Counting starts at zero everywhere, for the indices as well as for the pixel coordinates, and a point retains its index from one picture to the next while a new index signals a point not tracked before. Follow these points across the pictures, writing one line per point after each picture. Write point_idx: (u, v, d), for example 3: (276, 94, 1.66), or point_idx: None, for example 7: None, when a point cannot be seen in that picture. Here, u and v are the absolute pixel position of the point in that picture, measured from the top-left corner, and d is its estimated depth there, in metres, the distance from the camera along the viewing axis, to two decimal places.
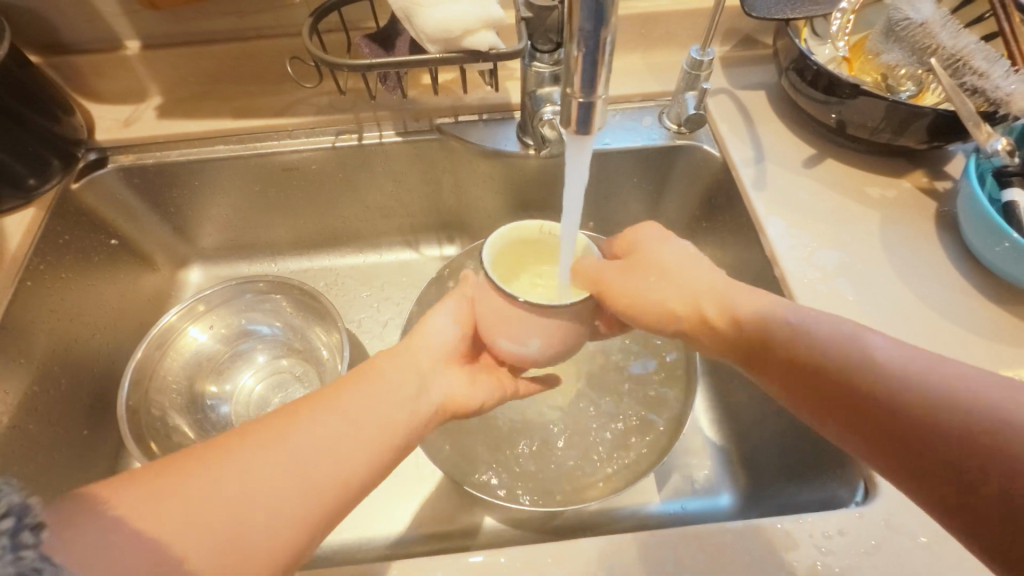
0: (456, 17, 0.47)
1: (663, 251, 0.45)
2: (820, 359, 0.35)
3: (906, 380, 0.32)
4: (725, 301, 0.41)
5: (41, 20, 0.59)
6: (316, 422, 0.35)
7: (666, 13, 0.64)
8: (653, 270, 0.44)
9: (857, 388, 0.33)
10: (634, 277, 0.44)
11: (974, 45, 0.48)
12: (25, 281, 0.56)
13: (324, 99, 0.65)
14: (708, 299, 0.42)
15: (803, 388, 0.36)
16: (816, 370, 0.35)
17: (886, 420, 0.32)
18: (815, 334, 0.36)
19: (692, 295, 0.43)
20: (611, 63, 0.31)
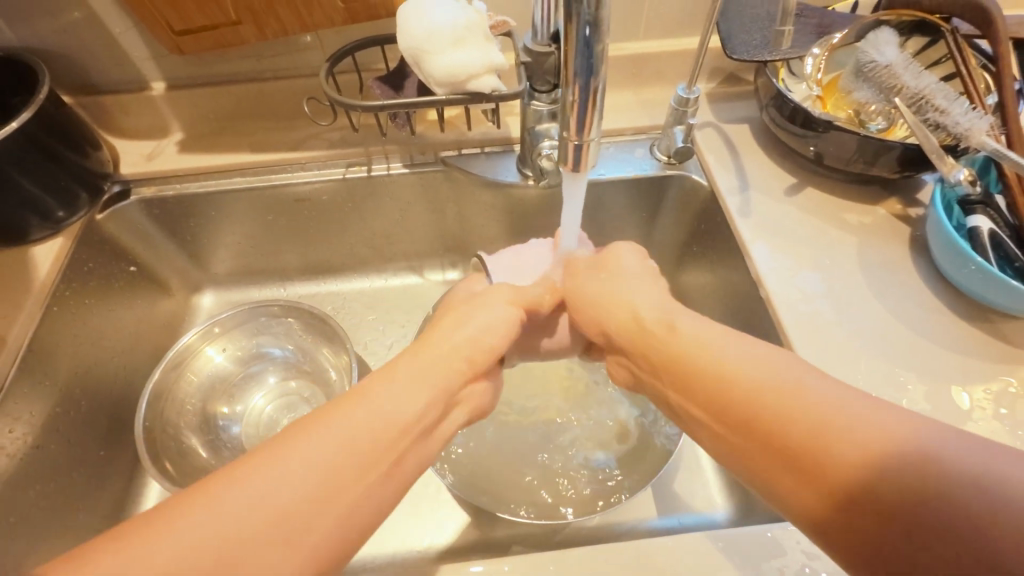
0: (461, 63, 0.51)
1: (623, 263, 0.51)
2: (781, 422, 0.33)
3: (872, 432, 0.30)
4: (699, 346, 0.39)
5: (75, 63, 0.64)
6: (256, 482, 0.31)
7: (655, 54, 0.68)
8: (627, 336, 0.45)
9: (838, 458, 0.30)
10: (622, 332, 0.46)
11: (935, 85, 0.52)
12: (51, 306, 0.59)
13: (336, 134, 0.69)
14: (698, 354, 0.39)
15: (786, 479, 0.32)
16: (799, 449, 0.32)
17: (854, 483, 0.29)
18: (796, 396, 0.33)
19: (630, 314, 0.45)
20: (602, 109, 0.35)
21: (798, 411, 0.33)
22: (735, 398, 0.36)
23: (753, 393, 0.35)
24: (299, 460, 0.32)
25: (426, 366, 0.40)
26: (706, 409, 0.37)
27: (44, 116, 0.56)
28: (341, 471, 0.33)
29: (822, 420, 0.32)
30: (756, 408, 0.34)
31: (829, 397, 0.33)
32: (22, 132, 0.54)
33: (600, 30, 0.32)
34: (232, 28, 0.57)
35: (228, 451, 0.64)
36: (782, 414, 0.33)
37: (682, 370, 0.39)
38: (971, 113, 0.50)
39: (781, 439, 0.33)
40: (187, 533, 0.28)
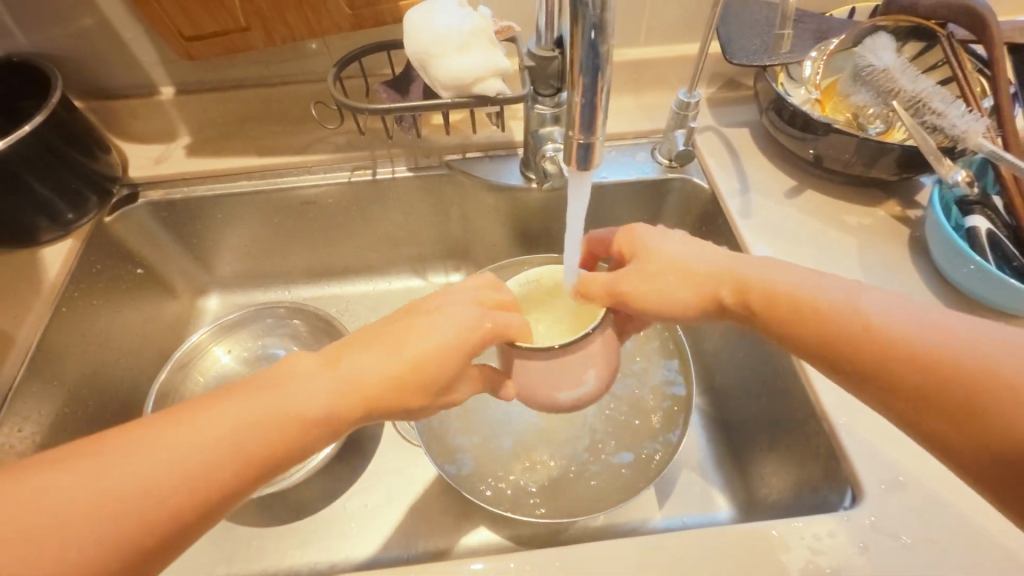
0: (467, 67, 0.52)
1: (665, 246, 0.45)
2: (888, 353, 0.35)
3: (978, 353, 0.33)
4: (740, 282, 0.41)
5: (86, 69, 0.65)
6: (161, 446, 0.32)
7: (656, 60, 0.70)
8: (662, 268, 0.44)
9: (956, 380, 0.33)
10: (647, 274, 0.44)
11: (932, 88, 0.53)
12: (61, 307, 0.59)
13: (342, 138, 0.70)
14: (740, 288, 0.42)
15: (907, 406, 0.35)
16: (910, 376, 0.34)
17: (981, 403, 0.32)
18: (898, 322, 0.36)
19: (707, 286, 0.42)
20: (607, 109, 0.36)
21: (931, 356, 0.34)
22: (865, 353, 0.36)
23: (886, 346, 0.35)
24: (213, 431, 0.33)
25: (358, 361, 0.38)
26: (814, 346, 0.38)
27: (57, 120, 0.57)
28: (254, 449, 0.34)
29: (962, 365, 0.33)
30: (887, 360, 0.35)
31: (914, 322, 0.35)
32: (35, 135, 0.55)
33: (605, 33, 0.33)
34: (241, 34, 0.58)
35: None
36: (920, 364, 0.34)
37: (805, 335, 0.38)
38: (968, 115, 0.51)
39: (914, 384, 0.34)
40: (109, 487, 0.31)
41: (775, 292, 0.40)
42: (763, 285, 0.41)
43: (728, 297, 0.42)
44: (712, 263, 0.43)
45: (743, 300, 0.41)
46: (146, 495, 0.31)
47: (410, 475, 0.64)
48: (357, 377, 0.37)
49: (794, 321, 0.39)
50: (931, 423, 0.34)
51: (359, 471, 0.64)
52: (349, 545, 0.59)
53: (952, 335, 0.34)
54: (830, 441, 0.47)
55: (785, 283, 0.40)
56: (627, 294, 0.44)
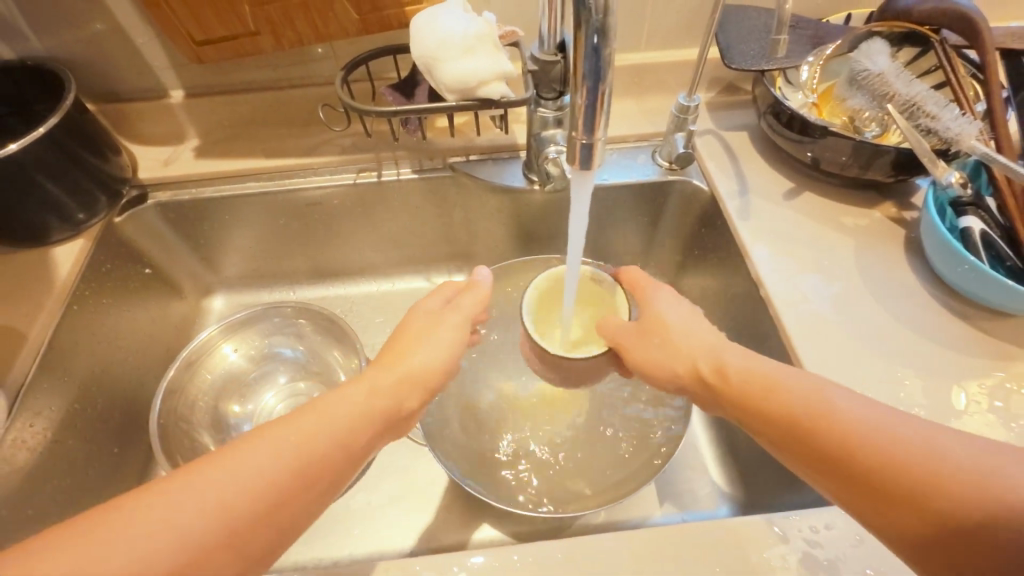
0: (472, 71, 0.53)
1: (667, 309, 0.49)
2: (829, 436, 0.36)
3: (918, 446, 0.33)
4: (718, 361, 0.44)
5: (98, 72, 0.66)
6: (224, 471, 0.34)
7: (657, 64, 0.71)
8: (660, 330, 0.48)
9: (893, 469, 0.33)
10: (644, 337, 0.48)
11: (926, 92, 0.54)
12: (71, 305, 0.60)
13: (348, 140, 0.71)
14: (715, 356, 0.44)
15: (848, 491, 0.35)
16: (850, 460, 0.35)
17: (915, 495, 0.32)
18: (845, 407, 0.36)
19: (691, 359, 0.46)
20: (608, 111, 0.37)
21: (890, 455, 0.34)
22: (832, 442, 0.36)
23: (855, 438, 0.35)
24: (273, 447, 0.36)
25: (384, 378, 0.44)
26: (766, 423, 0.39)
27: (70, 122, 0.58)
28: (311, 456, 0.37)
29: (920, 466, 0.33)
30: (850, 451, 0.35)
31: (860, 411, 0.36)
32: (49, 137, 0.56)
33: (608, 37, 0.35)
34: (251, 38, 0.60)
35: None
36: (883, 459, 0.34)
37: (754, 406, 0.40)
38: (961, 119, 0.52)
39: (871, 476, 0.34)
40: (183, 504, 0.33)
41: (736, 370, 0.42)
42: (742, 367, 0.42)
43: (707, 370, 0.44)
44: (698, 341, 0.46)
45: (721, 378, 0.43)
46: (219, 509, 0.33)
47: (413, 473, 0.64)
48: (378, 388, 0.43)
49: (768, 402, 0.39)
50: (883, 517, 0.33)
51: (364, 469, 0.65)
52: (353, 543, 0.60)
53: (917, 433, 0.34)
54: None
55: (752, 365, 0.42)
56: (623, 347, 0.49)
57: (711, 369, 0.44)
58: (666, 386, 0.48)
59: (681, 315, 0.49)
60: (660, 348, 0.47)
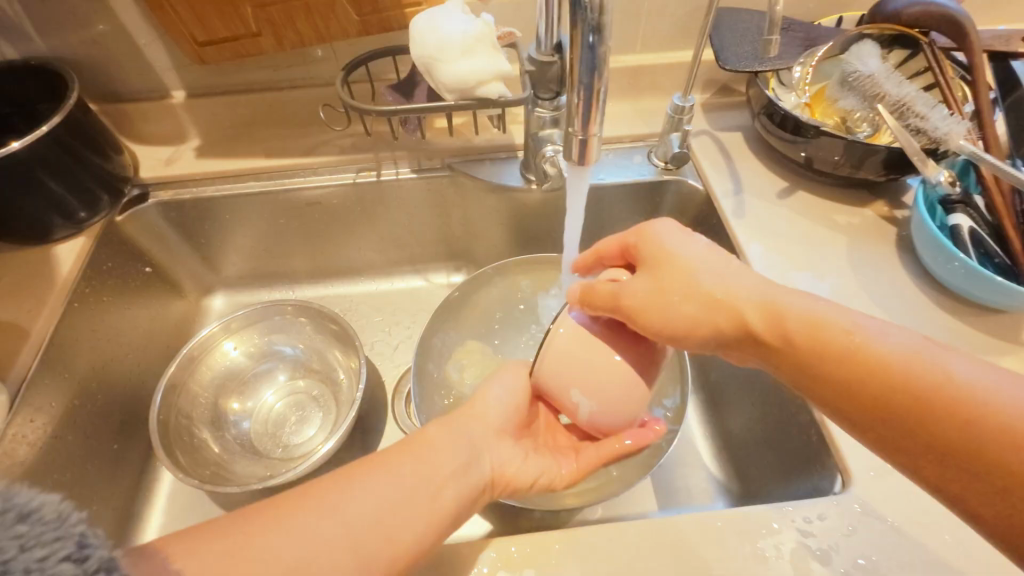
0: (471, 71, 0.54)
1: (682, 250, 0.43)
2: (908, 395, 0.34)
3: (1011, 409, 0.32)
4: (770, 308, 0.40)
5: (101, 72, 0.67)
6: (347, 488, 0.37)
7: (653, 66, 0.72)
8: (683, 281, 0.42)
9: (975, 432, 0.32)
10: (659, 289, 0.42)
11: (915, 93, 0.55)
12: (73, 302, 0.61)
13: (347, 140, 0.72)
14: (769, 304, 0.41)
15: (920, 451, 0.34)
16: (928, 419, 0.34)
17: (999, 459, 0.31)
18: (925, 365, 0.35)
19: (734, 307, 0.41)
20: (603, 108, 0.38)
21: (976, 416, 0.32)
22: (908, 401, 0.34)
23: (938, 400, 0.33)
24: (380, 476, 0.38)
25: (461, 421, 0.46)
26: (832, 380, 0.37)
27: (73, 121, 0.58)
28: (395, 495, 0.37)
29: (1009, 429, 0.31)
30: (913, 412, 0.34)
31: (947, 370, 0.34)
32: (53, 136, 0.56)
33: (603, 36, 0.35)
34: (252, 39, 0.61)
35: (238, 447, 0.66)
36: (950, 416, 0.33)
37: (815, 360, 0.38)
38: (949, 118, 0.53)
39: (949, 436, 0.33)
40: (283, 533, 0.33)
41: (792, 319, 0.40)
42: (802, 321, 0.39)
43: (758, 320, 0.41)
44: (749, 289, 0.42)
45: (776, 334, 0.40)
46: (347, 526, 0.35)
47: None
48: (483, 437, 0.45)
49: (829, 362, 0.37)
50: (956, 477, 0.33)
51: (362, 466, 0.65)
52: None
53: (985, 387, 0.33)
54: (822, 431, 0.49)
55: (815, 313, 0.39)
56: (632, 308, 0.42)
57: (763, 322, 0.41)
58: (693, 339, 0.43)
59: (697, 253, 0.43)
60: (680, 298, 0.42)
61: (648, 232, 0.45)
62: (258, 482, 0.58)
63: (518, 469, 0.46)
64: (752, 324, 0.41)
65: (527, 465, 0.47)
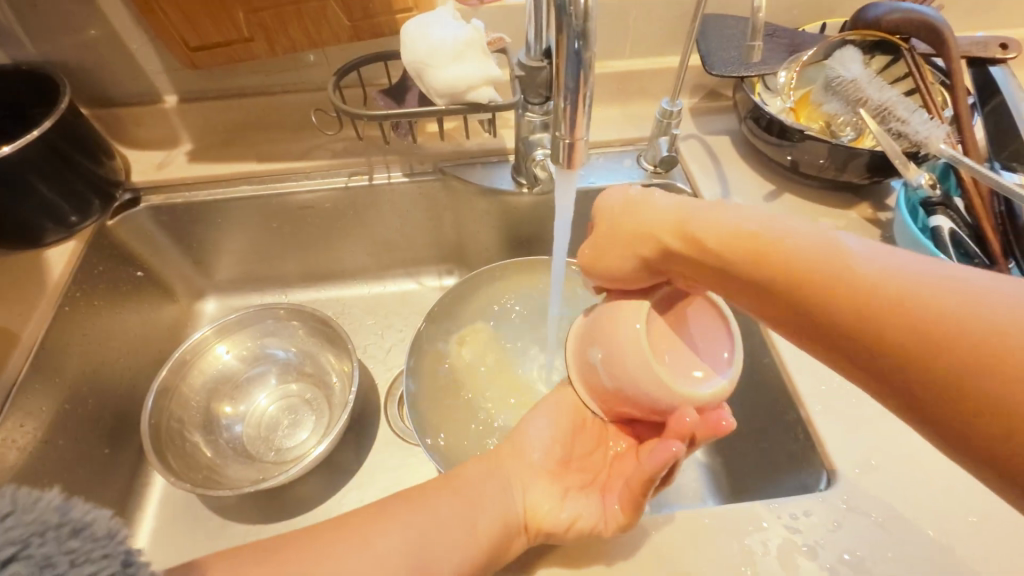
0: (461, 76, 0.54)
1: (622, 203, 0.44)
2: (807, 290, 0.32)
3: (911, 289, 0.29)
4: (683, 227, 0.39)
5: (92, 77, 0.67)
6: (383, 525, 0.41)
7: (641, 71, 0.73)
8: (623, 227, 0.42)
9: (877, 316, 0.29)
10: (605, 242, 0.43)
11: (896, 97, 0.57)
12: (63, 307, 0.61)
13: (340, 145, 0.73)
14: (686, 222, 0.39)
15: (829, 345, 0.32)
16: (830, 311, 0.31)
17: (902, 344, 0.28)
18: (824, 254, 0.32)
19: (655, 234, 0.40)
20: (590, 112, 0.39)
21: (877, 300, 0.30)
22: (812, 295, 0.32)
23: (839, 291, 0.31)
24: (414, 512, 0.42)
25: (500, 459, 0.48)
26: (747, 284, 0.36)
27: (64, 125, 0.58)
28: (425, 529, 0.41)
29: (911, 312, 0.28)
30: (831, 306, 0.31)
31: (848, 258, 0.32)
32: (43, 140, 0.56)
33: (588, 42, 0.36)
34: (244, 44, 0.61)
35: (230, 450, 0.66)
36: (851, 305, 0.30)
37: (730, 267, 0.36)
38: (929, 123, 0.54)
39: (855, 327, 0.30)
40: (320, 560, 0.38)
41: (705, 229, 0.38)
42: (715, 231, 0.37)
43: (676, 239, 0.39)
44: (665, 213, 0.41)
45: (696, 249, 0.38)
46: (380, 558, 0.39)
47: (404, 472, 0.65)
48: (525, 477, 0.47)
49: (748, 268, 0.35)
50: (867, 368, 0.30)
51: (354, 469, 0.65)
52: None
53: (897, 269, 0.30)
54: (807, 429, 0.49)
55: (723, 222, 0.37)
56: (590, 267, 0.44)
57: (680, 241, 0.39)
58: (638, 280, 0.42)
59: (639, 197, 0.43)
60: (619, 247, 0.42)
61: (600, 209, 0.45)
62: (251, 485, 0.57)
63: (550, 510, 0.44)
64: (675, 244, 0.39)
65: (563, 507, 0.44)
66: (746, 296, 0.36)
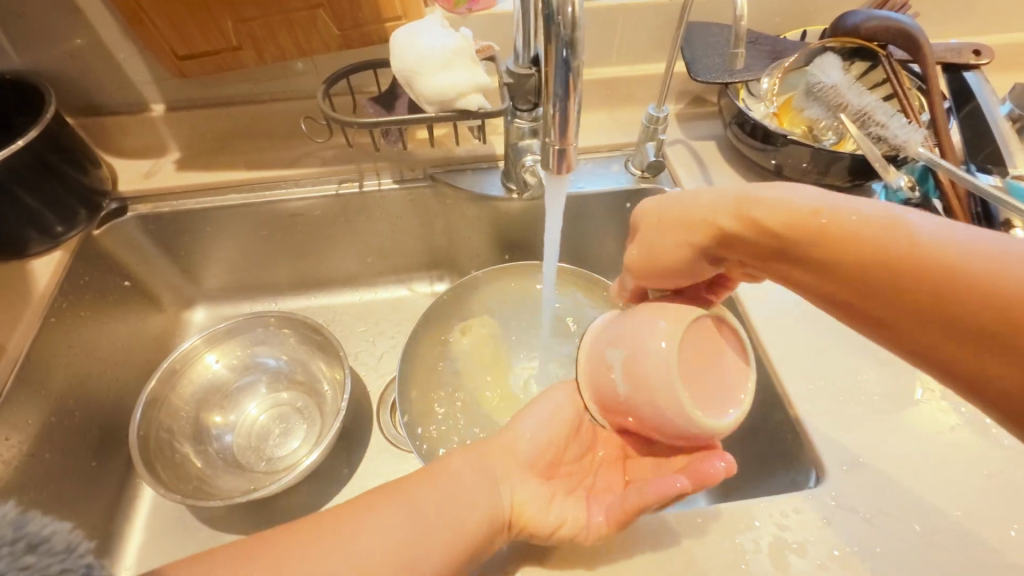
0: (450, 84, 0.55)
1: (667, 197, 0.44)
2: (866, 265, 0.33)
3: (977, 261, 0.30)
4: (741, 208, 0.39)
5: (78, 86, 0.67)
6: (365, 521, 0.40)
7: (628, 78, 0.74)
8: (674, 214, 0.42)
9: (940, 290, 0.31)
10: (656, 229, 0.43)
11: (875, 103, 0.59)
12: (49, 318, 0.60)
13: (330, 152, 0.73)
14: (745, 203, 0.39)
15: (888, 318, 0.33)
16: (892, 286, 0.32)
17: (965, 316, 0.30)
18: (889, 231, 0.33)
19: (710, 218, 0.40)
20: (579, 119, 0.40)
21: (941, 275, 0.31)
22: (872, 270, 0.33)
23: (900, 265, 0.32)
24: (396, 507, 0.41)
25: (489, 453, 0.47)
26: (806, 262, 0.36)
27: (50, 135, 0.58)
28: (409, 526, 0.40)
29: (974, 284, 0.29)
30: (893, 281, 0.32)
31: (913, 232, 0.32)
32: (29, 149, 0.56)
33: (575, 50, 0.37)
34: (232, 52, 0.61)
35: (221, 460, 0.65)
36: (913, 279, 0.31)
37: (790, 245, 0.37)
38: (908, 127, 0.56)
39: (916, 300, 0.32)
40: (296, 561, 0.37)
41: (763, 210, 0.38)
42: (774, 210, 0.37)
43: (732, 222, 0.39)
44: (716, 195, 0.41)
45: (757, 230, 0.38)
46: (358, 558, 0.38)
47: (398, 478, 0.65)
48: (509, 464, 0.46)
49: (811, 245, 0.36)
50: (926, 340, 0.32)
51: (346, 477, 0.65)
52: None
53: (972, 245, 0.31)
54: (795, 428, 0.50)
55: (783, 203, 0.37)
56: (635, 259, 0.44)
57: (736, 222, 0.39)
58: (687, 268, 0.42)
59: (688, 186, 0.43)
60: (668, 238, 0.42)
61: (641, 206, 0.45)
62: (243, 496, 0.56)
63: (538, 511, 0.43)
64: (732, 227, 0.39)
65: (550, 508, 0.43)
66: (808, 275, 0.37)
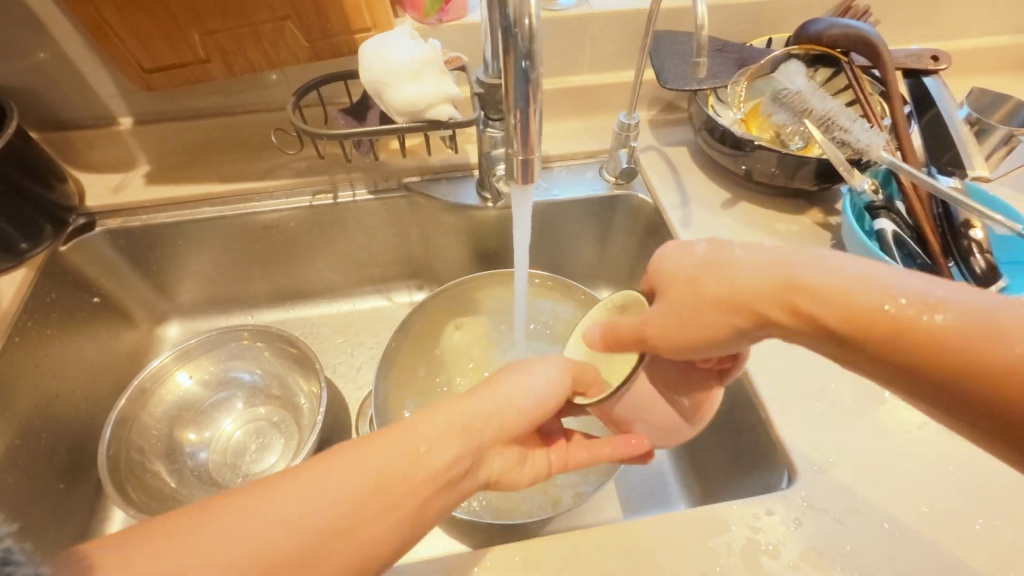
0: (419, 95, 0.55)
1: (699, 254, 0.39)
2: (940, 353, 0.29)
3: None
4: (785, 288, 0.34)
5: (41, 100, 0.65)
6: (298, 484, 0.32)
7: (601, 86, 0.75)
8: (708, 291, 0.37)
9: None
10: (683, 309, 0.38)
11: (838, 108, 0.59)
12: (12, 337, 0.58)
13: (303, 164, 0.72)
14: (789, 285, 0.34)
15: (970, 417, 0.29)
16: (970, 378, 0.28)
17: None
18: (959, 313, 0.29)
19: (752, 303, 0.35)
20: (543, 129, 0.40)
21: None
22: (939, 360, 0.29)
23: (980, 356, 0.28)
24: (340, 470, 0.33)
25: (470, 408, 0.39)
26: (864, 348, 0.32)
27: (12, 150, 0.57)
28: (355, 489, 0.32)
29: None
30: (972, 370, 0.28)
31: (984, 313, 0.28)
32: None
33: (535, 61, 0.37)
34: (200, 65, 0.61)
35: (195, 479, 0.64)
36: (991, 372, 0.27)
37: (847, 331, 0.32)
38: (869, 132, 0.57)
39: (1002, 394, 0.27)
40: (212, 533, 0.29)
41: (810, 286, 0.34)
42: (828, 303, 0.33)
43: (778, 311, 0.35)
44: (758, 273, 0.36)
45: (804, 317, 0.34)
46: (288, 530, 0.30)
47: None
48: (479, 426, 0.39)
49: (872, 334, 0.31)
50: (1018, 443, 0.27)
51: None
52: None
53: None
54: (768, 430, 0.51)
55: (828, 281, 0.33)
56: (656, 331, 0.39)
57: (786, 316, 0.35)
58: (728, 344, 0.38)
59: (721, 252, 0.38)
60: (700, 319, 0.37)
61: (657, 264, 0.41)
62: None
63: (514, 470, 0.42)
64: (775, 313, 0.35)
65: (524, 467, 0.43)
66: (866, 361, 0.32)
